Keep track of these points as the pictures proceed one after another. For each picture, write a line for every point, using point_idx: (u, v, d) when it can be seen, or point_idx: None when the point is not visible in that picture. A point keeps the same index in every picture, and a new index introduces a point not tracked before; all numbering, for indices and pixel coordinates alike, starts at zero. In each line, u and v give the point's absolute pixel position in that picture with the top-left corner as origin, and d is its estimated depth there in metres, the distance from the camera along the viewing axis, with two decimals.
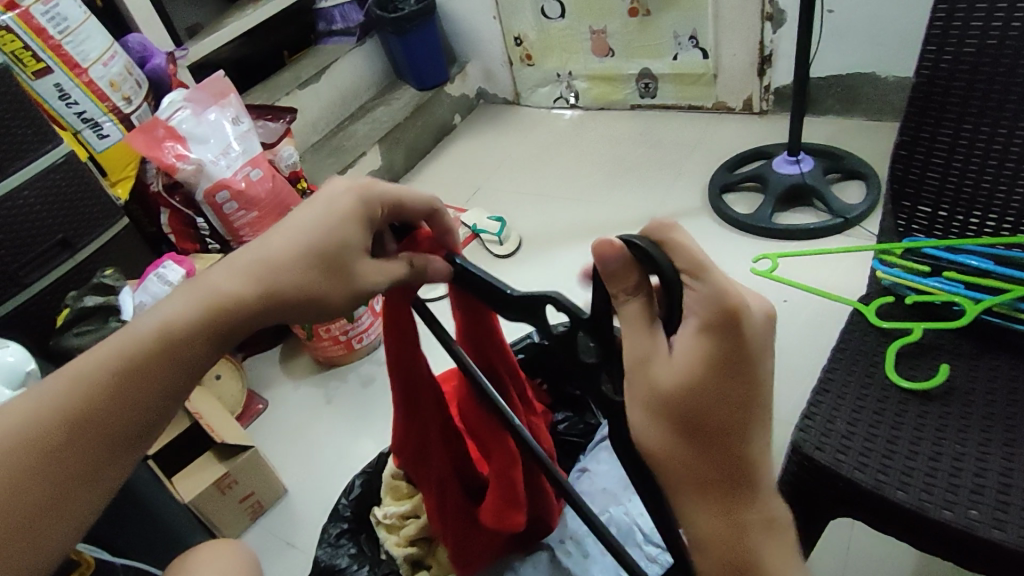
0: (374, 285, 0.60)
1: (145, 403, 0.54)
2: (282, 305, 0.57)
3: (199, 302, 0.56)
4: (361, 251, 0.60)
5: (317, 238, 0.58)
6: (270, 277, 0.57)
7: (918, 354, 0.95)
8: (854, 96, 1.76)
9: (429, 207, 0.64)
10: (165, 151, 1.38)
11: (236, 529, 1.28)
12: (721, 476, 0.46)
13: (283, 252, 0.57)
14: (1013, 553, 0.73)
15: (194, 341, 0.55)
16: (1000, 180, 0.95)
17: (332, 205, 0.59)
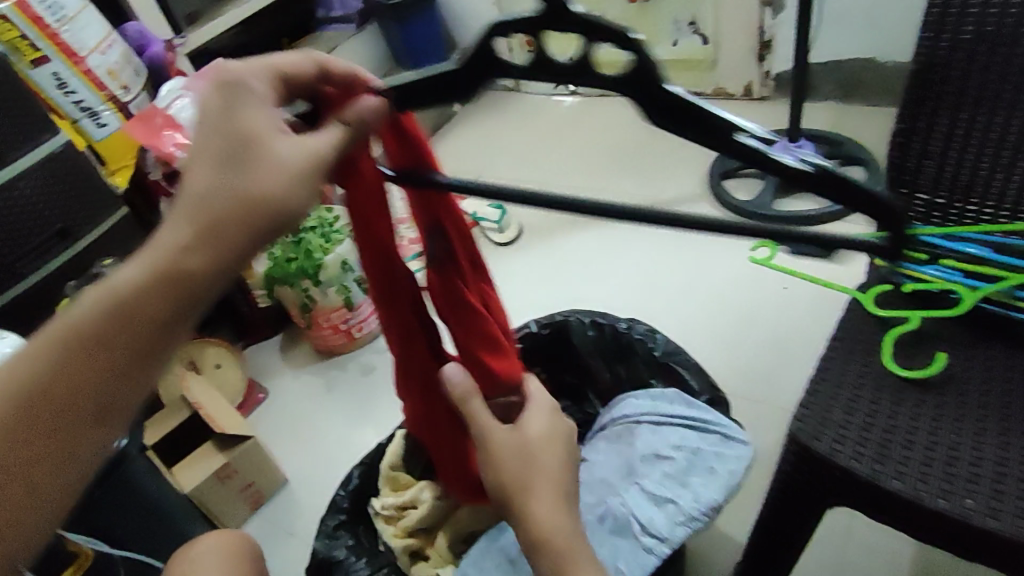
0: (299, 155, 0.53)
1: (126, 356, 0.51)
2: (228, 219, 0.51)
3: (141, 256, 0.51)
4: (270, 133, 0.53)
5: (232, 135, 0.52)
6: (203, 201, 0.51)
7: (915, 343, 0.95)
8: (854, 82, 1.75)
9: (315, 65, 0.60)
10: (165, 140, 1.37)
11: (237, 519, 1.29)
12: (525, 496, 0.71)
13: (203, 170, 0.51)
14: (1008, 542, 0.74)
15: (142, 295, 0.51)
16: (997, 167, 0.95)
17: (217, 90, 0.54)
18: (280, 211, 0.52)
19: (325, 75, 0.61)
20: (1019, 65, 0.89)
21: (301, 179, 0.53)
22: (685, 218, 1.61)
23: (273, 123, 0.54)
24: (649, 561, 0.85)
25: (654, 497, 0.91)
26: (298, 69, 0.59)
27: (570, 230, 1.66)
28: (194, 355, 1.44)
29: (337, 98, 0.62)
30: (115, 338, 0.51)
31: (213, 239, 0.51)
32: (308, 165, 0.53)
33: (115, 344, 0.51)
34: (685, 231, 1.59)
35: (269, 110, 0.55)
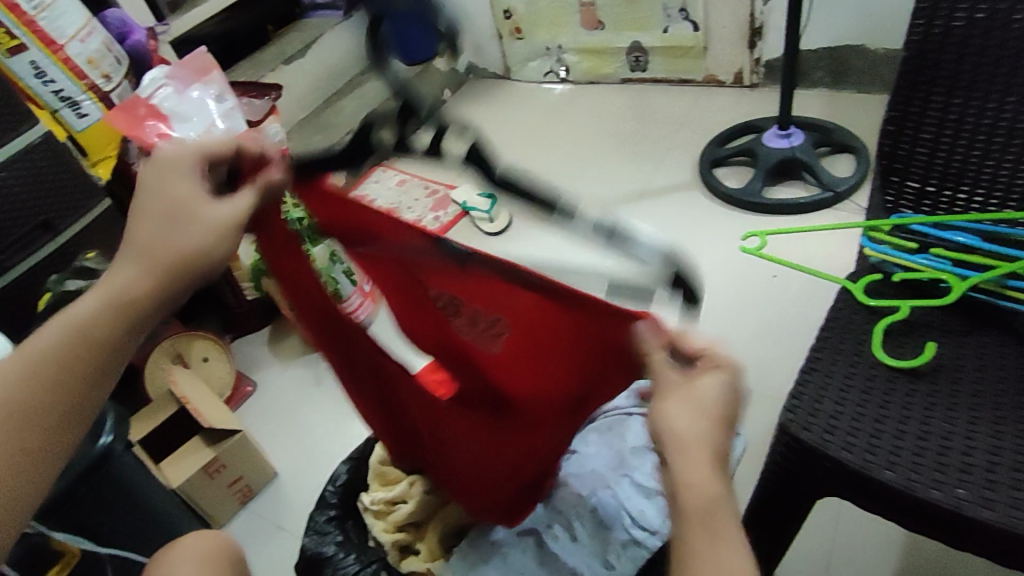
0: (225, 215, 0.62)
1: (90, 368, 0.60)
2: (170, 267, 0.61)
3: (98, 296, 0.61)
4: (197, 198, 0.62)
5: (166, 206, 0.61)
6: (148, 254, 0.61)
7: (907, 332, 0.94)
8: (844, 68, 1.74)
9: (234, 144, 0.64)
10: (148, 129, 1.34)
11: (227, 513, 1.28)
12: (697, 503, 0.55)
13: (146, 232, 0.61)
14: (999, 531, 0.74)
15: (102, 329, 0.60)
16: (990, 150, 0.94)
17: (155, 172, 0.62)
18: (207, 260, 0.62)
19: (243, 152, 0.65)
20: (1012, 51, 0.88)
21: (226, 234, 0.62)
22: (677, 207, 1.61)
23: (201, 192, 0.62)
24: (641, 555, 0.84)
25: (643, 489, 0.89)
26: (210, 147, 0.63)
27: None
28: (180, 349, 1.42)
29: (252, 169, 0.66)
30: (86, 351, 0.60)
31: (160, 279, 0.61)
32: (232, 225, 0.62)
33: (83, 359, 0.60)
34: (677, 219, 1.58)
35: (200, 180, 0.63)
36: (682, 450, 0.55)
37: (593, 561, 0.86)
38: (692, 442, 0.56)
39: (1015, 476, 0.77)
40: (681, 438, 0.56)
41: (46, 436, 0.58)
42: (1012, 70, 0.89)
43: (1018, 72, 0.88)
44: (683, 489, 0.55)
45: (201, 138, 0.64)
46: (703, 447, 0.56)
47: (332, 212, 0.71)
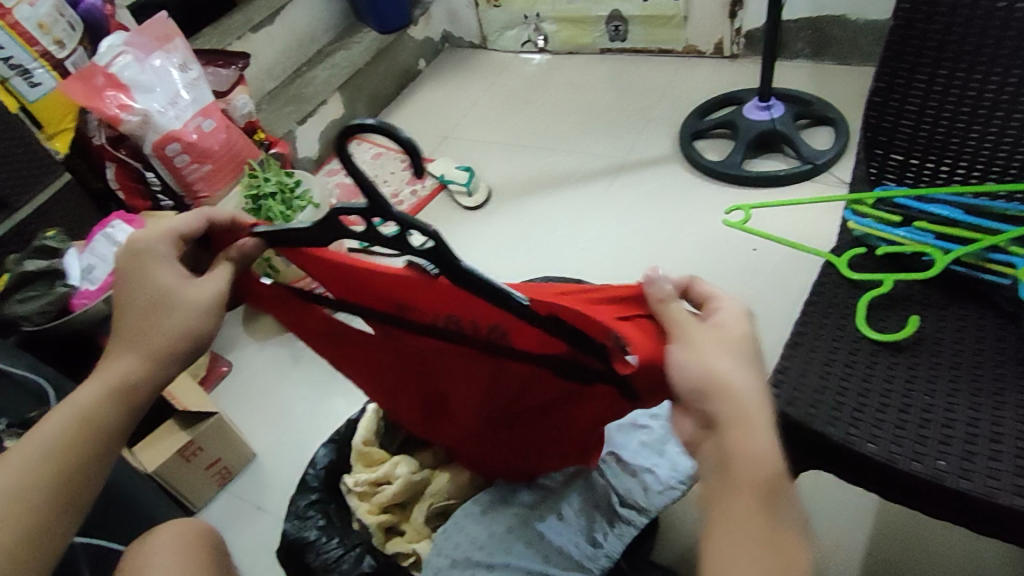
0: (210, 294, 0.61)
1: (96, 455, 0.61)
2: (174, 355, 0.61)
3: (106, 380, 0.60)
4: (182, 282, 0.61)
5: (165, 300, 0.60)
6: (147, 344, 0.60)
7: (888, 305, 0.94)
8: (824, 39, 1.73)
9: (205, 222, 0.64)
10: (107, 101, 1.31)
11: (205, 496, 1.26)
12: (748, 480, 0.55)
13: (146, 322, 0.60)
14: (977, 501, 0.74)
15: (118, 410, 0.61)
16: (973, 125, 0.93)
17: (129, 259, 0.61)
18: (203, 338, 0.61)
19: (213, 226, 0.65)
20: (1000, 21, 0.86)
21: (212, 316, 0.61)
22: (658, 180, 1.59)
23: (182, 276, 0.61)
24: (629, 532, 0.84)
25: (629, 466, 0.88)
26: (180, 227, 0.63)
27: (537, 193, 1.63)
28: None
29: (224, 238, 0.66)
30: (89, 439, 0.60)
31: (155, 367, 0.61)
32: (218, 304, 0.62)
33: (99, 435, 0.61)
34: (657, 193, 1.57)
35: (176, 262, 0.62)
36: (729, 419, 0.56)
37: (580, 540, 0.83)
38: (736, 407, 0.56)
39: (993, 447, 0.77)
40: (738, 405, 0.56)
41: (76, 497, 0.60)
42: (999, 42, 0.87)
43: (1005, 43, 0.87)
44: (739, 455, 0.55)
45: (167, 221, 0.63)
46: (759, 414, 0.56)
47: (317, 270, 0.68)
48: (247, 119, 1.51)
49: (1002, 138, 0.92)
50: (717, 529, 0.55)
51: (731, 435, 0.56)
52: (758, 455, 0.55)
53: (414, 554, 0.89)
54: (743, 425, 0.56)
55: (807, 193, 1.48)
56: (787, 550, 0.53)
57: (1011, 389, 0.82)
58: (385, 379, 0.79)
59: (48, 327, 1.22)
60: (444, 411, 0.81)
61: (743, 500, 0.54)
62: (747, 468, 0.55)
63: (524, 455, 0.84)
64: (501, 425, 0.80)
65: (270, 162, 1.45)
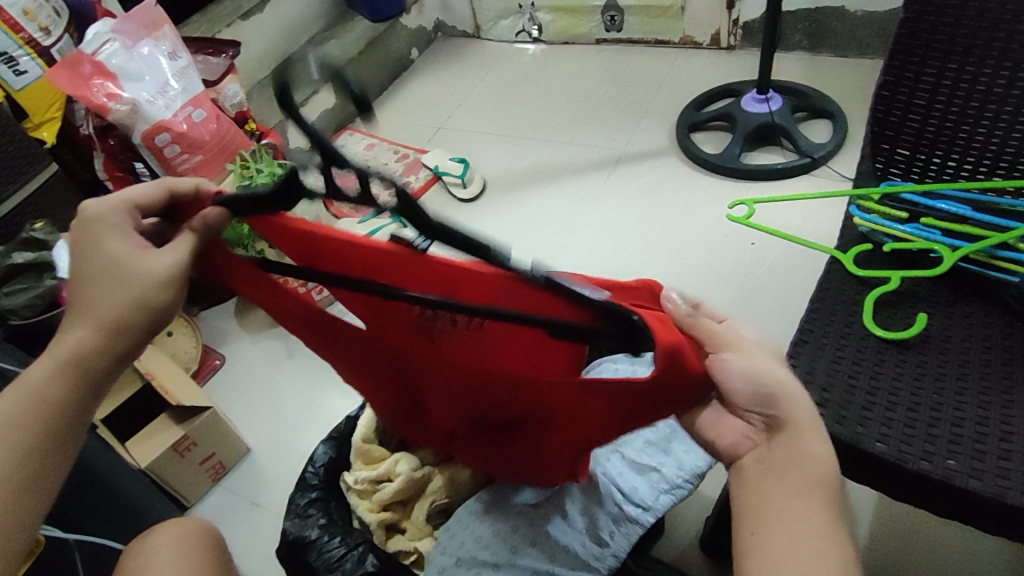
0: (161, 266, 0.56)
1: (54, 429, 0.60)
2: (120, 328, 0.57)
3: (50, 358, 0.58)
4: (134, 253, 0.56)
5: (107, 272, 0.56)
6: (91, 319, 0.57)
7: (896, 302, 0.94)
8: (822, 31, 1.72)
9: (166, 190, 0.58)
10: (94, 90, 1.28)
11: (199, 491, 1.24)
12: (807, 482, 0.59)
13: (89, 296, 0.56)
14: (987, 501, 0.73)
15: (66, 387, 0.59)
16: (981, 120, 0.92)
17: (84, 235, 0.57)
18: (157, 311, 0.57)
19: (176, 198, 0.59)
20: (1011, 15, 0.85)
21: (169, 288, 0.56)
22: (654, 172, 1.58)
23: (136, 246, 0.57)
24: (635, 532, 0.81)
25: (636, 465, 0.86)
26: (134, 198, 0.58)
27: (534, 184, 1.61)
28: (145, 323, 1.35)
29: (192, 210, 0.60)
30: (45, 413, 0.59)
31: (106, 341, 0.57)
32: (173, 276, 0.56)
33: (52, 410, 0.59)
34: (655, 185, 1.55)
35: (133, 234, 0.57)
36: (792, 422, 0.59)
37: (586, 539, 0.81)
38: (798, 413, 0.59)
39: (1002, 446, 0.77)
40: (797, 410, 0.59)
41: (39, 475, 0.59)
42: (1011, 34, 0.86)
43: (1016, 37, 0.86)
44: (800, 456, 0.59)
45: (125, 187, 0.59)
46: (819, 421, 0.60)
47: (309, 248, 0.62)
48: (238, 109, 1.47)
49: (1010, 132, 0.90)
50: (773, 529, 0.58)
51: (792, 436, 0.59)
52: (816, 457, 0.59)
53: (416, 551, 0.88)
54: (807, 427, 0.59)
55: (807, 186, 1.48)
56: (845, 550, 0.57)
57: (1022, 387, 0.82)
58: (372, 371, 0.74)
59: (37, 320, 1.19)
60: (429, 407, 0.78)
61: (801, 498, 0.58)
62: (805, 467, 0.59)
63: (511, 462, 0.81)
64: (487, 424, 0.77)
65: (263, 152, 1.42)
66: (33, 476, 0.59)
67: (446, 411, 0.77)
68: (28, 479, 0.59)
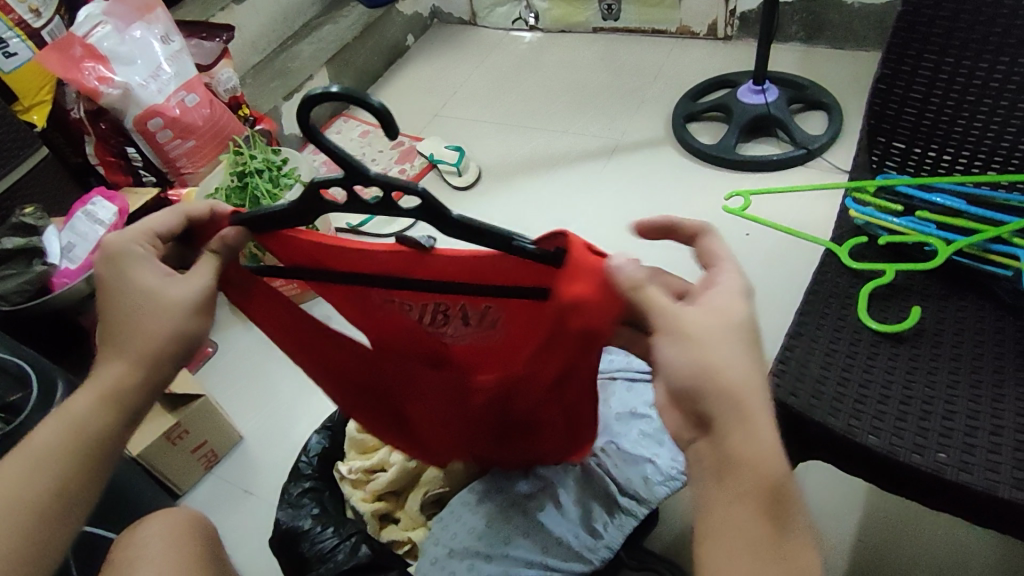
0: (189, 291, 0.58)
1: (89, 464, 0.59)
2: (155, 356, 0.58)
3: (88, 392, 0.58)
4: (162, 282, 0.58)
5: (140, 303, 0.57)
6: (128, 350, 0.57)
7: (890, 295, 0.94)
8: (819, 23, 1.71)
9: (183, 218, 0.61)
10: (86, 73, 1.26)
11: (191, 480, 1.24)
12: (750, 494, 0.52)
13: (125, 325, 0.57)
14: (977, 494, 0.74)
15: (100, 420, 0.58)
16: (976, 115, 0.92)
17: (106, 266, 0.58)
18: (188, 339, 0.59)
19: (192, 222, 0.62)
20: (1009, 10, 0.85)
21: (196, 312, 0.58)
22: (650, 162, 1.57)
23: (161, 274, 0.58)
24: (630, 523, 0.81)
25: (629, 455, 0.85)
26: (152, 226, 0.60)
27: (529, 173, 1.60)
28: None
29: (208, 233, 0.63)
30: (81, 447, 0.58)
31: (144, 372, 0.58)
32: (201, 301, 0.58)
33: (87, 445, 0.58)
34: (650, 176, 1.55)
35: (157, 261, 0.59)
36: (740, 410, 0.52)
37: (580, 530, 0.81)
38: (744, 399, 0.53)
39: (993, 440, 0.77)
40: (736, 403, 0.52)
41: (72, 509, 0.59)
42: (1008, 30, 0.86)
43: (1013, 32, 0.86)
44: (741, 462, 0.52)
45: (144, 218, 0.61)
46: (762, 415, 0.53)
47: (301, 253, 0.63)
48: (231, 94, 1.46)
49: (1006, 127, 0.91)
50: (715, 543, 0.53)
51: (737, 431, 0.52)
52: (761, 465, 0.52)
53: (410, 541, 0.88)
54: (744, 416, 0.52)
55: (802, 178, 1.48)
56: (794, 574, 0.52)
57: (1011, 381, 0.82)
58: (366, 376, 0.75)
59: (26, 307, 1.18)
60: (426, 410, 0.79)
61: (735, 511, 0.52)
62: (747, 476, 0.52)
63: (509, 455, 0.83)
64: (484, 423, 0.79)
65: (257, 139, 1.41)
66: (72, 507, 0.58)
67: (444, 412, 0.79)
68: (59, 512, 0.58)
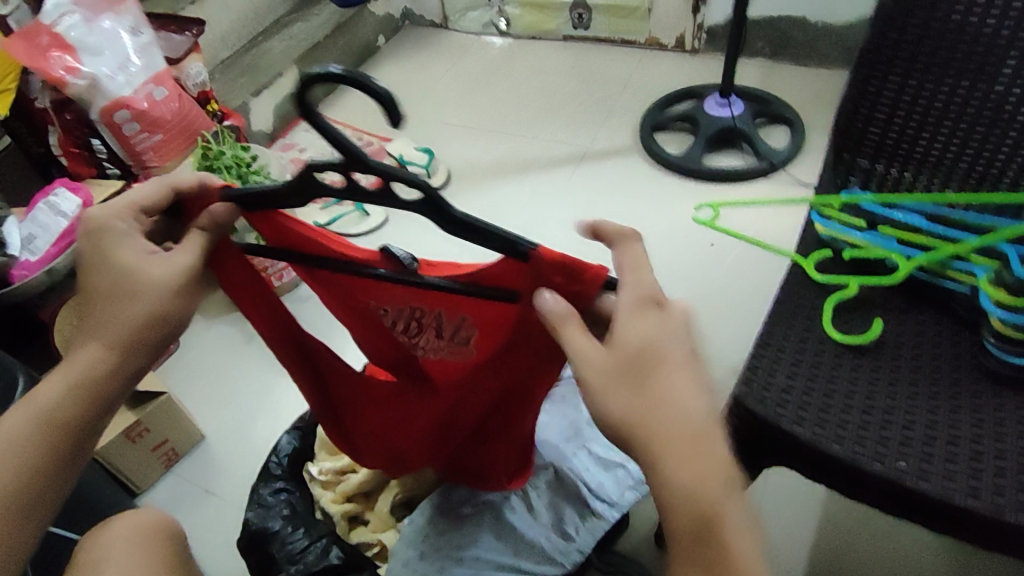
0: (165, 272, 0.57)
1: (64, 450, 0.59)
2: (132, 338, 0.58)
3: (63, 375, 0.59)
4: (140, 262, 0.58)
5: (117, 284, 0.57)
6: (105, 333, 0.58)
7: (852, 309, 0.98)
8: (782, 40, 1.77)
9: (169, 189, 0.61)
10: (52, 62, 1.24)
11: (150, 478, 1.22)
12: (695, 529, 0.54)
13: (104, 306, 0.57)
14: (935, 501, 0.77)
15: (74, 405, 0.58)
16: (936, 137, 0.98)
17: (87, 243, 0.58)
18: (166, 321, 0.58)
19: (178, 195, 0.61)
20: (970, 37, 0.90)
21: (175, 293, 0.58)
22: (618, 170, 1.60)
23: (143, 254, 0.58)
24: (601, 526, 0.83)
25: (601, 460, 0.88)
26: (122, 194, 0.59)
27: (499, 178, 1.62)
28: None
29: (195, 206, 0.62)
30: (56, 433, 0.58)
31: (121, 355, 0.58)
32: (180, 283, 0.58)
33: (61, 429, 0.59)
34: (619, 184, 1.57)
35: (138, 238, 0.59)
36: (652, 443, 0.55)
37: (552, 533, 0.83)
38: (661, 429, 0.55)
39: (949, 449, 0.81)
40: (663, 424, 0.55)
41: (44, 497, 0.58)
42: (967, 58, 0.92)
43: (974, 58, 0.91)
44: (668, 496, 0.55)
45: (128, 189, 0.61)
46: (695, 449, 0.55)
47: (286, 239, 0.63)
48: (201, 89, 1.44)
49: (962, 150, 0.96)
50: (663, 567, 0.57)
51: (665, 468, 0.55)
52: (702, 487, 0.55)
53: (379, 543, 0.88)
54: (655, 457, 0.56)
55: (766, 189, 1.52)
56: None
57: (965, 393, 0.86)
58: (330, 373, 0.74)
59: None
60: (386, 417, 0.79)
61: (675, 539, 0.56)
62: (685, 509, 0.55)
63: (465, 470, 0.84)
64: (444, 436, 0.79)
65: (226, 136, 1.39)
66: (42, 495, 0.58)
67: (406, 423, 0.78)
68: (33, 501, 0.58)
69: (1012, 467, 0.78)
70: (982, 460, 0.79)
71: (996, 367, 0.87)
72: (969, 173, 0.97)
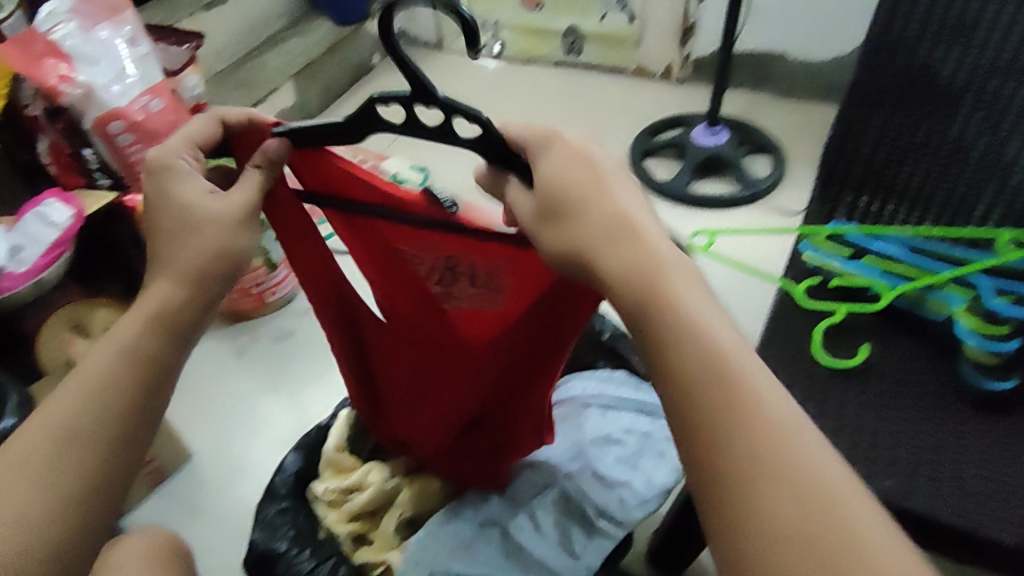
0: (227, 209, 0.63)
1: (144, 390, 0.62)
2: (205, 269, 0.63)
3: (138, 318, 0.63)
4: (201, 194, 0.63)
5: (184, 217, 0.62)
6: (179, 269, 0.63)
7: (842, 333, 1.00)
8: (765, 73, 1.82)
9: (217, 122, 0.66)
10: (47, 70, 1.23)
11: (135, 498, 1.19)
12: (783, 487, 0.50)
13: (177, 232, 0.63)
14: (920, 520, 0.81)
15: (152, 341, 0.63)
16: (912, 171, 1.06)
17: (153, 181, 0.64)
18: (233, 253, 0.64)
19: (226, 126, 0.67)
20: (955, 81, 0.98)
21: (239, 228, 0.64)
22: None
23: (203, 192, 0.63)
24: (606, 545, 0.84)
25: (606, 480, 0.88)
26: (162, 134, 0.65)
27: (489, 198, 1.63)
28: (80, 318, 1.25)
29: (242, 141, 0.68)
30: (137, 376, 0.62)
31: (194, 291, 0.63)
32: (243, 215, 0.64)
33: (141, 371, 0.62)
34: None
35: (197, 175, 0.64)
36: (728, 396, 0.53)
37: (559, 552, 0.84)
38: (732, 382, 0.54)
39: (934, 469, 0.84)
40: (722, 383, 0.54)
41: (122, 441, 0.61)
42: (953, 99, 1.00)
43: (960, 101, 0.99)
44: (732, 457, 0.52)
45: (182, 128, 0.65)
46: (756, 405, 0.53)
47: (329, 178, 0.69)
48: (195, 102, 1.44)
49: (939, 183, 1.06)
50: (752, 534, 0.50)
51: (732, 420, 0.53)
52: (763, 444, 0.51)
53: (383, 563, 0.86)
54: (734, 407, 0.53)
55: (748, 217, 1.56)
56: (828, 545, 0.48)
57: (954, 415, 0.90)
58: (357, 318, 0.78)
59: None
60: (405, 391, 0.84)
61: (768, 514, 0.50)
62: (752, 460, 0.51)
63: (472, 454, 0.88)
64: (456, 412, 0.83)
65: None
66: (119, 445, 0.61)
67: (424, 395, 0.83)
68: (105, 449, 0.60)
69: (999, 488, 0.82)
70: (963, 480, 0.83)
71: (980, 392, 0.90)
72: (947, 200, 1.06)
